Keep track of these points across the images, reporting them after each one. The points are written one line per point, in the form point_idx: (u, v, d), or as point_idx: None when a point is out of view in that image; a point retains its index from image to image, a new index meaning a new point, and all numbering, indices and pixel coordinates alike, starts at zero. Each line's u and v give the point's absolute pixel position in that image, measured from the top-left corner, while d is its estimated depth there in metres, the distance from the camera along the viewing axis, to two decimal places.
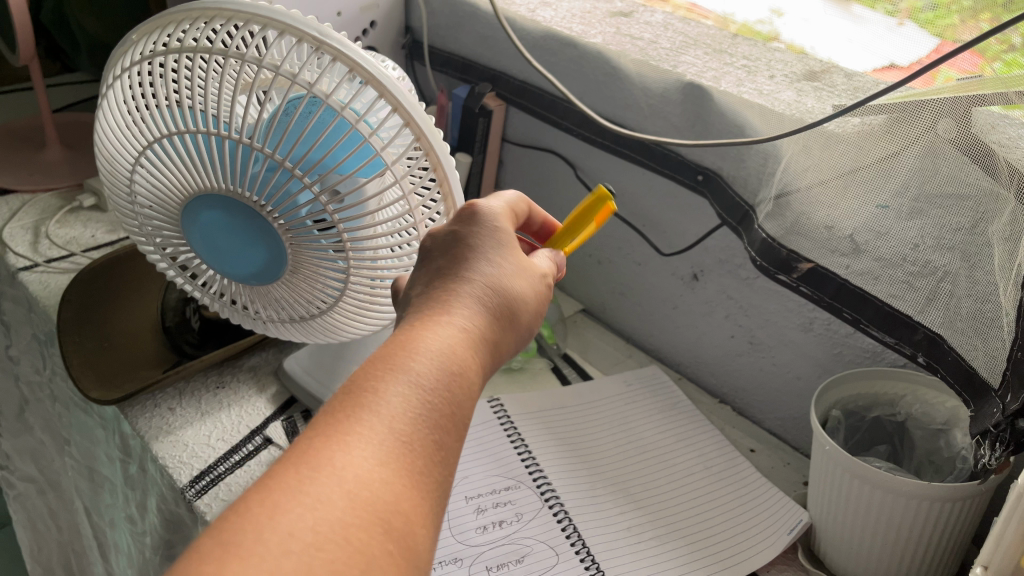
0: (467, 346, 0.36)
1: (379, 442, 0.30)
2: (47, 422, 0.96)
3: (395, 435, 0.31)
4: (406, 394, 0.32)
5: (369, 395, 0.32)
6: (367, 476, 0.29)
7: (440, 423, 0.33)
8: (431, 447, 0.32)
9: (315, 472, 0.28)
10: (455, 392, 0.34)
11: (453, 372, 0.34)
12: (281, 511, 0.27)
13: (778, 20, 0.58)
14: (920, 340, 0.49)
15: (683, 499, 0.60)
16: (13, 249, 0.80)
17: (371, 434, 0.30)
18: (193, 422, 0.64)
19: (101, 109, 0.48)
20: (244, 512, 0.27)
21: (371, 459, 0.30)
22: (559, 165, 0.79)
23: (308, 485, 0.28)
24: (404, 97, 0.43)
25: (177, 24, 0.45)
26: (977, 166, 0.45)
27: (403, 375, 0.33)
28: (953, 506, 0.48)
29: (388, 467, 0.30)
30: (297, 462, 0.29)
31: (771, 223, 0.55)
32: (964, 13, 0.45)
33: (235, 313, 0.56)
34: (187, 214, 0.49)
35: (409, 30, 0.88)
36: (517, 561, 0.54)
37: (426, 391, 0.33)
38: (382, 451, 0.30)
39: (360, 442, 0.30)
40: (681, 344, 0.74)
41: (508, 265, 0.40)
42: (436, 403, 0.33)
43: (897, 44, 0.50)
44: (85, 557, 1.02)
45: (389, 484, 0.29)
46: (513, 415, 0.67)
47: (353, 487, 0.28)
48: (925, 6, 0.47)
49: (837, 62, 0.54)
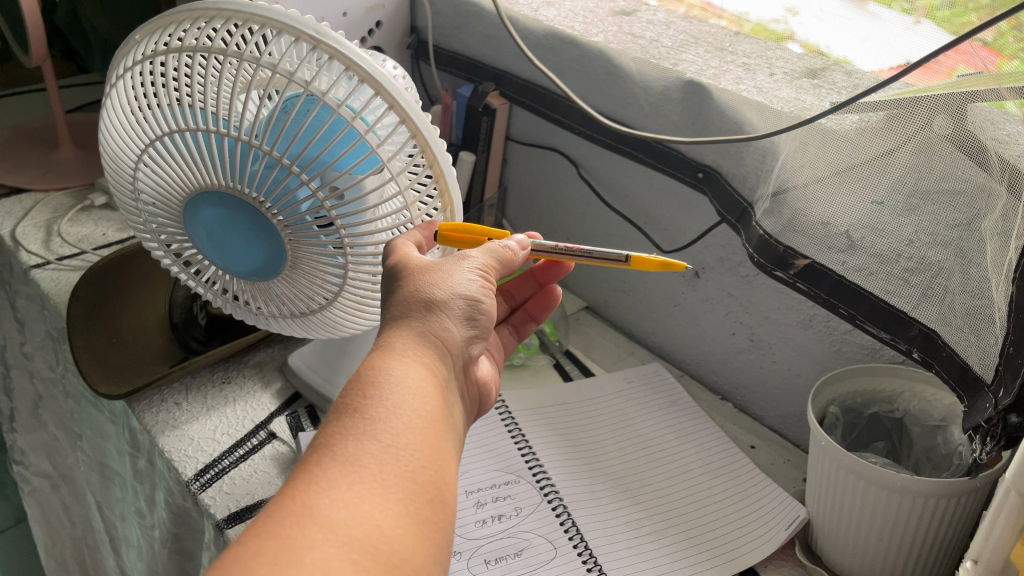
0: (414, 368, 0.37)
1: (339, 477, 0.32)
2: (60, 418, 0.97)
3: (372, 474, 0.32)
4: (353, 429, 0.34)
5: (345, 442, 0.33)
6: (337, 510, 0.30)
7: (416, 453, 0.34)
8: (408, 478, 0.33)
9: (300, 521, 0.30)
10: (406, 409, 0.35)
11: (400, 394, 0.35)
12: (266, 560, 0.28)
13: (794, 19, 0.58)
14: (915, 337, 0.49)
15: (674, 495, 0.61)
16: (25, 248, 0.81)
17: (349, 479, 0.32)
18: (198, 417, 0.65)
19: (106, 108, 0.50)
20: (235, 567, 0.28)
21: (351, 501, 0.31)
22: (562, 164, 0.80)
23: (293, 535, 0.29)
24: (400, 95, 0.44)
25: (178, 24, 0.46)
26: (971, 161, 0.45)
27: (376, 415, 0.34)
28: (949, 502, 0.48)
29: (353, 497, 0.31)
30: (268, 514, 0.30)
31: (768, 220, 0.55)
32: (981, 12, 0.44)
33: (238, 308, 0.57)
34: (189, 210, 0.50)
35: (415, 29, 0.88)
36: (515, 554, 0.54)
37: (398, 426, 0.34)
38: (344, 485, 0.31)
39: (320, 484, 0.31)
40: (683, 341, 0.75)
41: (474, 292, 0.42)
42: (388, 425, 0.34)
43: (913, 43, 0.50)
44: (97, 552, 1.03)
45: (358, 511, 0.31)
46: (514, 412, 0.67)
47: (326, 523, 0.30)
48: (943, 5, 0.47)
49: (853, 61, 0.54)
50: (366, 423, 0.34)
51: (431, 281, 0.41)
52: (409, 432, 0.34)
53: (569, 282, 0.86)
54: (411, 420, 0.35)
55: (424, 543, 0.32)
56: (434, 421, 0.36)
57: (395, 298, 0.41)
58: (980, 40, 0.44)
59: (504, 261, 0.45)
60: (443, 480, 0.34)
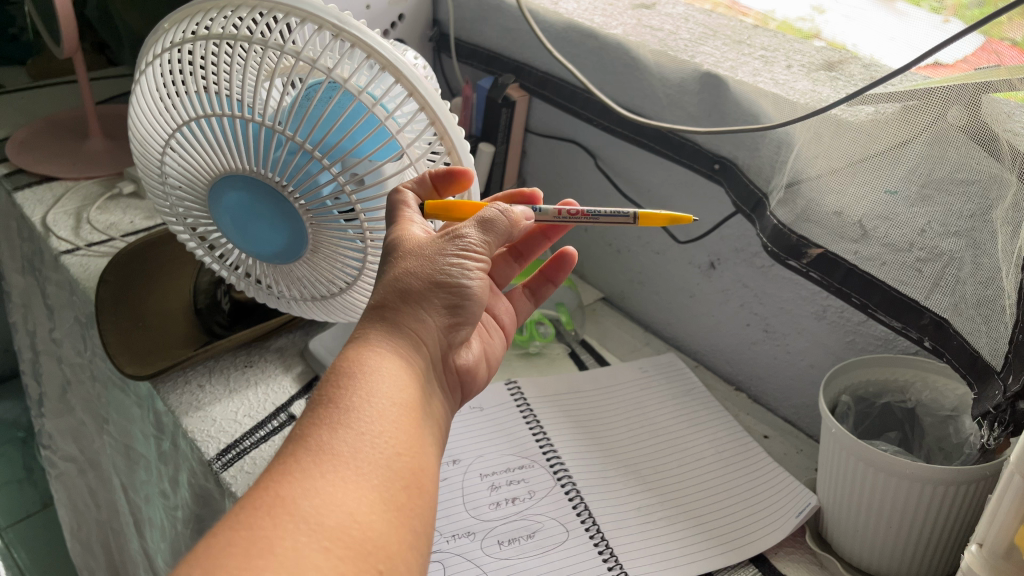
0: (383, 363, 0.39)
1: (311, 468, 0.33)
2: (87, 402, 0.99)
3: (343, 465, 0.34)
4: (324, 422, 0.35)
5: (314, 433, 0.35)
6: (310, 499, 0.32)
7: (385, 442, 0.36)
8: (379, 465, 0.35)
9: (274, 514, 0.31)
10: (376, 401, 0.37)
11: (368, 387, 0.37)
12: (240, 549, 0.29)
13: (820, 17, 0.57)
14: (927, 325, 0.50)
15: (672, 482, 0.62)
16: (56, 234, 0.83)
17: (320, 470, 0.33)
18: (221, 398, 0.67)
19: (136, 94, 0.51)
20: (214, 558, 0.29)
21: (322, 491, 0.32)
22: (581, 156, 0.81)
23: (270, 527, 0.30)
24: (420, 83, 0.45)
25: (205, 13, 0.47)
26: (984, 151, 0.45)
27: (344, 406, 0.36)
28: (959, 489, 0.48)
29: (327, 485, 0.33)
30: (242, 507, 0.31)
31: (782, 210, 0.56)
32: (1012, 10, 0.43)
33: (259, 291, 0.58)
34: (214, 194, 0.52)
35: (436, 23, 0.90)
36: (528, 536, 0.55)
37: (367, 416, 0.36)
38: (318, 474, 0.33)
39: (295, 473, 0.33)
40: (698, 332, 0.76)
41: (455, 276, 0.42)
42: (359, 416, 0.36)
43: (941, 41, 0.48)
44: (121, 535, 1.06)
45: (330, 499, 0.32)
46: (528, 397, 0.68)
47: (298, 511, 0.31)
48: (971, 2, 0.46)
49: (882, 60, 0.53)
50: (338, 415, 0.35)
51: (408, 273, 0.42)
52: (380, 423, 0.36)
53: (586, 274, 0.87)
54: (382, 411, 0.37)
55: (397, 528, 0.34)
56: (405, 411, 0.38)
57: (375, 290, 0.42)
58: (1009, 40, 0.43)
59: (499, 227, 0.44)
60: (416, 467, 0.36)
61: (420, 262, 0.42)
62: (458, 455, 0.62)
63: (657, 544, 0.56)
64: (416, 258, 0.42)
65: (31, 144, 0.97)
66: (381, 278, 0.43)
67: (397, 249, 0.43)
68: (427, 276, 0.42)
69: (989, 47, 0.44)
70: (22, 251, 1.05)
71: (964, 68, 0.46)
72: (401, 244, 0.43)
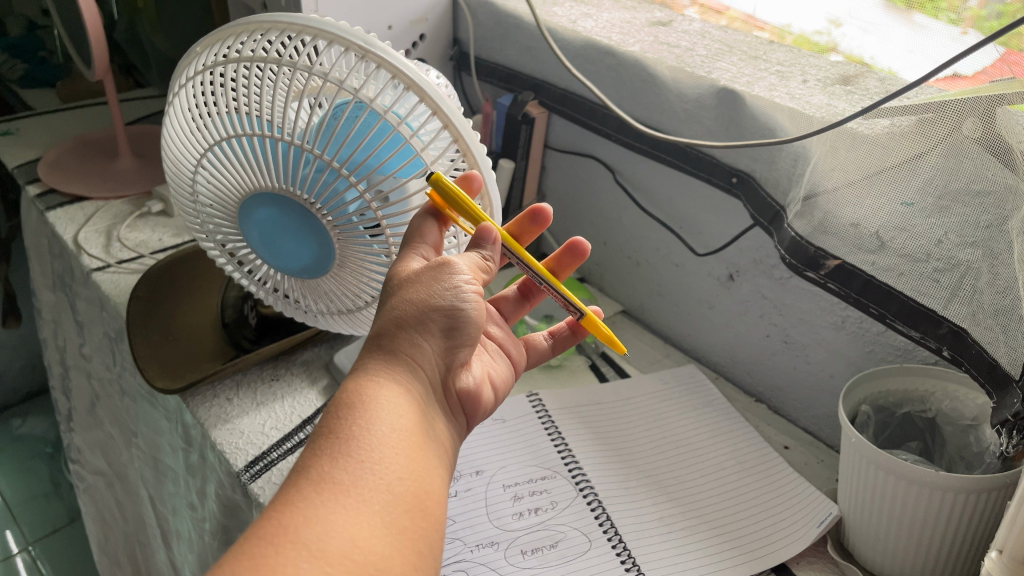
0: (382, 392, 0.40)
1: (313, 497, 0.34)
2: (116, 416, 1.01)
3: (344, 492, 0.35)
4: (325, 453, 0.36)
5: (317, 464, 0.36)
6: (312, 526, 0.33)
7: (386, 468, 0.36)
8: (380, 491, 0.36)
9: (276, 542, 0.32)
10: (375, 429, 0.38)
11: (368, 416, 0.38)
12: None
13: (837, 31, 0.58)
14: (945, 334, 0.50)
15: (688, 494, 0.62)
16: (87, 252, 0.85)
17: (321, 498, 0.34)
18: (249, 411, 0.68)
19: (169, 116, 0.53)
20: None
21: (322, 519, 0.33)
22: (599, 171, 0.82)
23: (272, 555, 0.31)
24: (443, 101, 0.46)
25: (236, 36, 0.49)
26: (1000, 162, 0.46)
27: (344, 437, 0.37)
28: (981, 498, 0.48)
29: (329, 512, 0.34)
30: (247, 538, 0.32)
31: (800, 222, 0.57)
32: None
33: (287, 305, 0.60)
34: (244, 211, 0.53)
35: (456, 42, 0.91)
36: (551, 546, 0.56)
37: (367, 444, 0.37)
38: (320, 501, 0.34)
39: (298, 503, 0.34)
40: (717, 343, 0.76)
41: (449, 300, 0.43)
42: (358, 444, 0.37)
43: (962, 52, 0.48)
44: (148, 548, 1.07)
45: (332, 525, 0.33)
46: (550, 410, 0.69)
47: (300, 539, 0.32)
48: (990, 14, 0.47)
49: (900, 73, 0.54)
50: (339, 445, 0.37)
51: (403, 302, 0.43)
52: (380, 450, 0.37)
53: (606, 287, 0.88)
54: (383, 437, 0.38)
55: (401, 552, 0.34)
56: (406, 437, 0.38)
57: (374, 322, 0.44)
58: None
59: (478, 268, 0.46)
60: (420, 490, 0.37)
61: (415, 290, 0.43)
62: (481, 466, 0.62)
63: (673, 557, 0.56)
64: (412, 286, 0.44)
65: (62, 164, 1.00)
66: (381, 310, 0.44)
67: (392, 282, 0.45)
68: (422, 302, 0.43)
69: (1009, 59, 0.45)
70: (54, 268, 1.08)
71: (986, 80, 0.47)
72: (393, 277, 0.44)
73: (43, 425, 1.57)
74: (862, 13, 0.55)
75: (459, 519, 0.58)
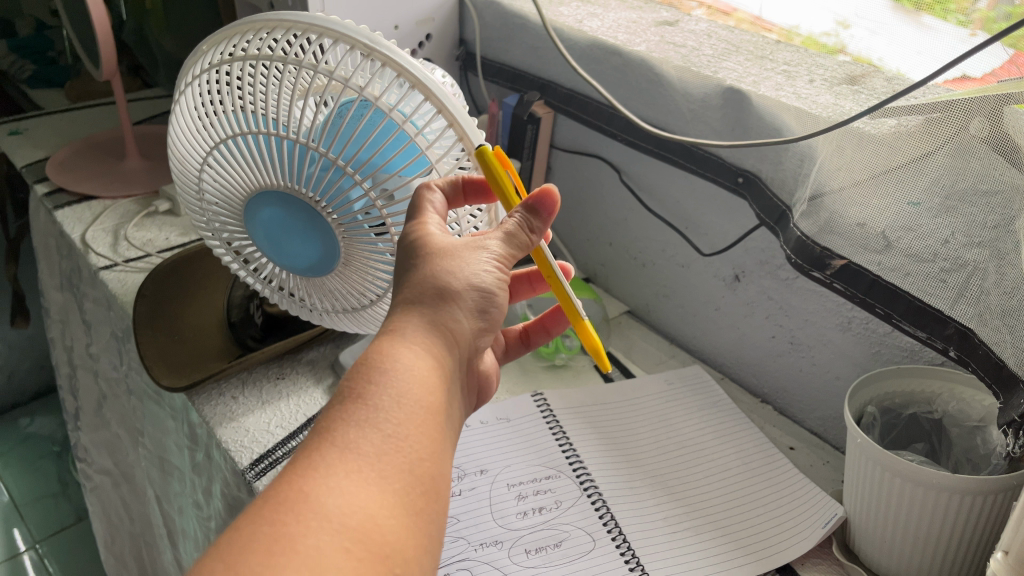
0: (416, 358, 0.39)
1: (337, 466, 0.34)
2: (122, 415, 1.02)
3: (368, 466, 0.34)
4: (353, 420, 0.36)
5: (344, 430, 0.35)
6: (334, 498, 0.32)
7: (410, 446, 0.36)
8: (403, 469, 0.35)
9: (297, 512, 0.31)
10: (405, 403, 0.37)
11: (399, 386, 0.38)
12: (263, 547, 0.30)
13: (845, 32, 0.58)
14: (952, 334, 0.50)
15: (693, 493, 0.62)
16: (95, 251, 0.86)
17: (344, 469, 0.34)
18: (254, 409, 0.68)
19: (175, 114, 0.53)
20: (234, 551, 0.29)
21: (343, 493, 0.33)
22: (605, 171, 0.82)
23: (293, 526, 0.31)
24: (448, 100, 0.46)
25: (242, 35, 0.49)
26: (1008, 161, 0.46)
27: (372, 407, 0.36)
28: (987, 499, 0.48)
29: (351, 486, 0.33)
30: (268, 500, 0.32)
31: (806, 222, 0.57)
32: None
33: (292, 303, 0.60)
34: (249, 209, 0.53)
35: (463, 42, 0.92)
36: (555, 545, 0.56)
37: (394, 419, 0.36)
38: (343, 473, 0.33)
39: (322, 471, 0.33)
40: (723, 344, 0.76)
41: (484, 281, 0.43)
42: (387, 417, 0.36)
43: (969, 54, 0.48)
44: (154, 547, 1.08)
45: (354, 501, 0.33)
46: (555, 409, 0.69)
47: (323, 510, 0.32)
48: (999, 15, 0.46)
49: (908, 73, 0.53)
50: (368, 414, 0.36)
51: (444, 273, 0.42)
52: (407, 426, 0.36)
53: (612, 287, 0.87)
54: (411, 413, 0.37)
55: (415, 534, 0.34)
56: (432, 415, 0.38)
57: (409, 284, 0.42)
58: None
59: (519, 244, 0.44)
60: (438, 473, 0.37)
61: (454, 263, 0.42)
62: (485, 466, 0.62)
63: (680, 555, 0.56)
64: (453, 259, 0.43)
65: (70, 164, 1.01)
66: (415, 272, 0.43)
67: (427, 247, 0.43)
68: (462, 278, 0.42)
69: (1016, 61, 0.46)
70: (62, 268, 1.08)
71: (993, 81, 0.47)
72: (430, 242, 0.43)
73: (51, 424, 1.58)
74: (871, 14, 0.56)
75: (463, 519, 0.58)
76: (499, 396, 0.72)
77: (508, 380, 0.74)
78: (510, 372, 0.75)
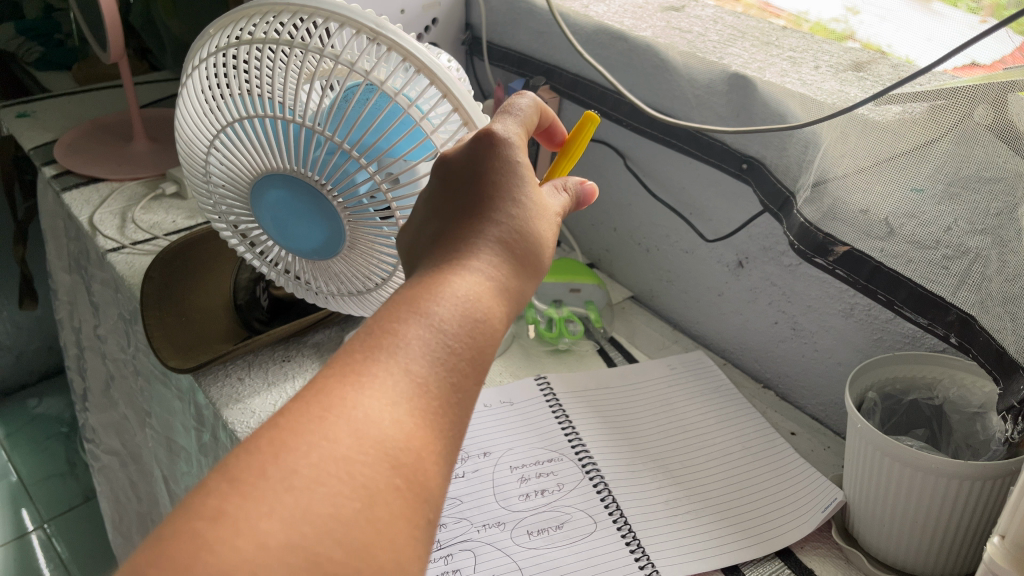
0: (477, 291, 0.37)
1: (404, 395, 0.32)
2: (130, 396, 1.03)
3: (430, 403, 0.33)
4: (427, 347, 0.34)
5: (415, 353, 0.34)
6: (396, 431, 0.31)
7: (469, 394, 0.35)
8: (458, 417, 0.34)
9: (358, 434, 0.30)
10: (476, 345, 0.36)
11: (472, 325, 0.36)
12: (317, 464, 0.29)
13: (854, 18, 0.58)
14: (953, 321, 0.50)
15: (694, 476, 0.62)
16: (102, 233, 0.86)
17: (409, 400, 0.32)
18: (260, 391, 0.69)
19: (183, 98, 0.54)
20: (289, 460, 0.28)
21: (406, 427, 0.31)
22: (611, 156, 0.82)
23: (351, 449, 0.30)
24: (453, 84, 0.47)
25: (248, 19, 0.49)
26: (1010, 148, 0.45)
27: (447, 340, 0.35)
28: (985, 485, 0.48)
29: (414, 423, 0.32)
30: (332, 408, 0.31)
31: (809, 209, 0.57)
32: None
33: (297, 286, 0.60)
34: (255, 192, 0.54)
35: (469, 27, 0.92)
36: (557, 527, 0.57)
37: (464, 360, 0.35)
38: (409, 405, 0.32)
39: (390, 395, 0.32)
40: (726, 330, 0.76)
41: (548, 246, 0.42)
42: (457, 358, 0.35)
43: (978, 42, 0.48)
44: (162, 526, 1.09)
45: (414, 439, 0.31)
46: (558, 393, 0.70)
47: (382, 442, 0.30)
48: (1009, 3, 0.46)
49: (917, 60, 0.53)
50: (441, 348, 0.34)
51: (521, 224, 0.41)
52: (472, 372, 0.35)
53: (616, 273, 0.88)
54: (477, 360, 0.36)
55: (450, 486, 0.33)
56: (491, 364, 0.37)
57: (490, 216, 0.40)
58: None
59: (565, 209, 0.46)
60: None
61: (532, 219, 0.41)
62: (488, 448, 0.63)
63: (680, 536, 0.57)
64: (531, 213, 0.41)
65: (78, 146, 1.01)
66: (498, 204, 0.41)
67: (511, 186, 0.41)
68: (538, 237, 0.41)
69: None
70: (70, 250, 1.09)
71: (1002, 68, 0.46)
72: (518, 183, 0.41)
73: (59, 405, 1.60)
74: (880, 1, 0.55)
75: (466, 500, 0.58)
76: (502, 380, 0.72)
77: (512, 364, 0.74)
78: (514, 357, 0.76)
